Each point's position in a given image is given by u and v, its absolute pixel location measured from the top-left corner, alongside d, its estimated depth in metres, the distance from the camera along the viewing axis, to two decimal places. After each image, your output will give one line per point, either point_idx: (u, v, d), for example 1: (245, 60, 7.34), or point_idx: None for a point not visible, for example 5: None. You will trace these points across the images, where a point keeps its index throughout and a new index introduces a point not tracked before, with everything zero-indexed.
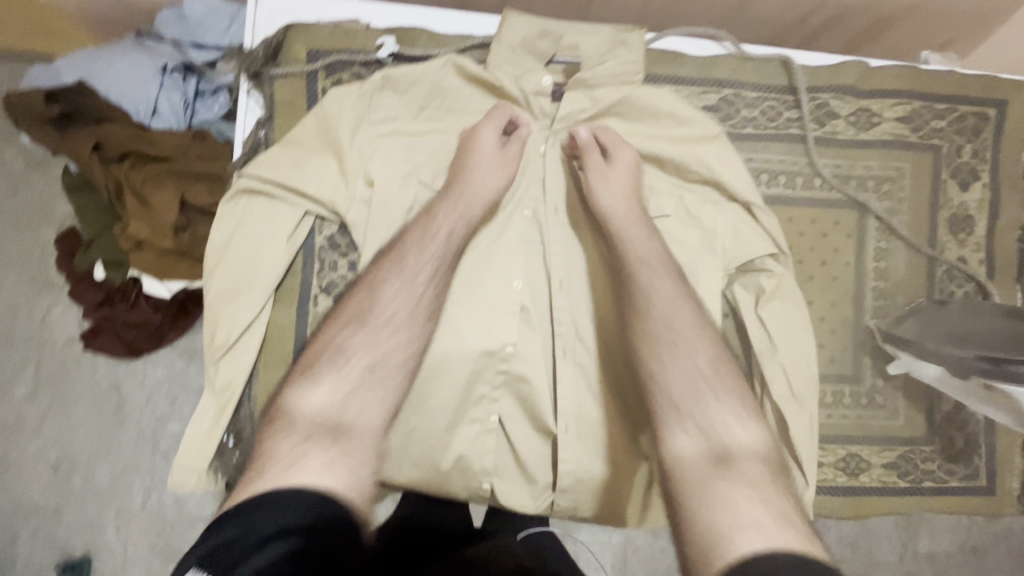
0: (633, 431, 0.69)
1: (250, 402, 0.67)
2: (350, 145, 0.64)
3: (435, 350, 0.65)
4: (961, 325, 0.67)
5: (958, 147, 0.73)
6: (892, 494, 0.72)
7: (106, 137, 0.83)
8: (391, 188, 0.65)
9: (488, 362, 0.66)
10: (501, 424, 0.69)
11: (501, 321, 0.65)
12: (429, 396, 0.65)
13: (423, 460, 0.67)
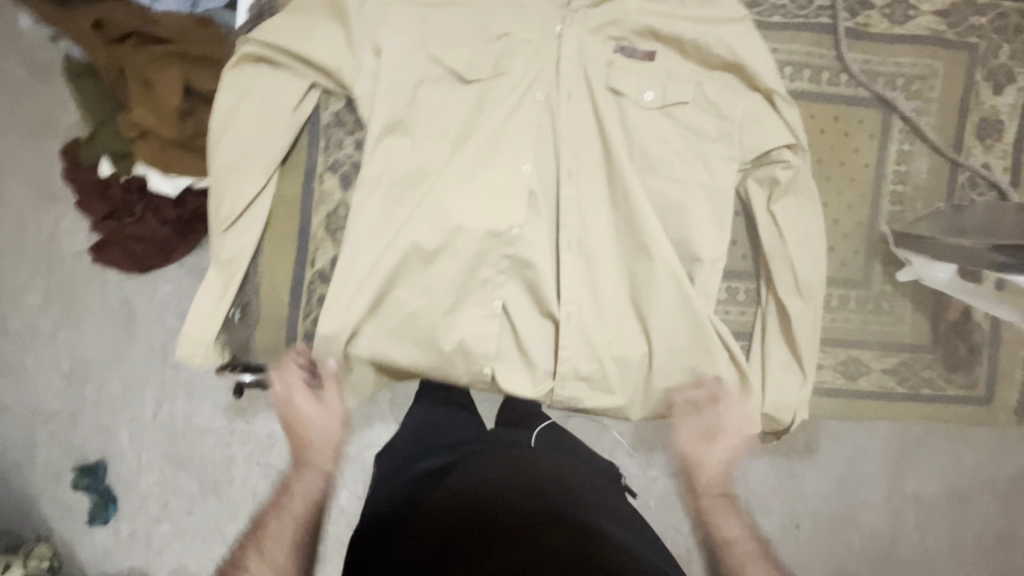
0: (638, 324, 0.68)
1: (256, 277, 0.67)
2: (358, 11, 0.61)
3: (440, 229, 0.65)
4: (976, 221, 0.66)
5: (995, 48, 0.70)
6: (890, 399, 0.72)
7: (107, 16, 0.80)
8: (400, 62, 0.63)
9: (493, 241, 0.66)
10: (505, 311, 0.69)
11: (511, 200, 0.65)
12: (432, 275, 0.66)
13: (427, 339, 0.67)
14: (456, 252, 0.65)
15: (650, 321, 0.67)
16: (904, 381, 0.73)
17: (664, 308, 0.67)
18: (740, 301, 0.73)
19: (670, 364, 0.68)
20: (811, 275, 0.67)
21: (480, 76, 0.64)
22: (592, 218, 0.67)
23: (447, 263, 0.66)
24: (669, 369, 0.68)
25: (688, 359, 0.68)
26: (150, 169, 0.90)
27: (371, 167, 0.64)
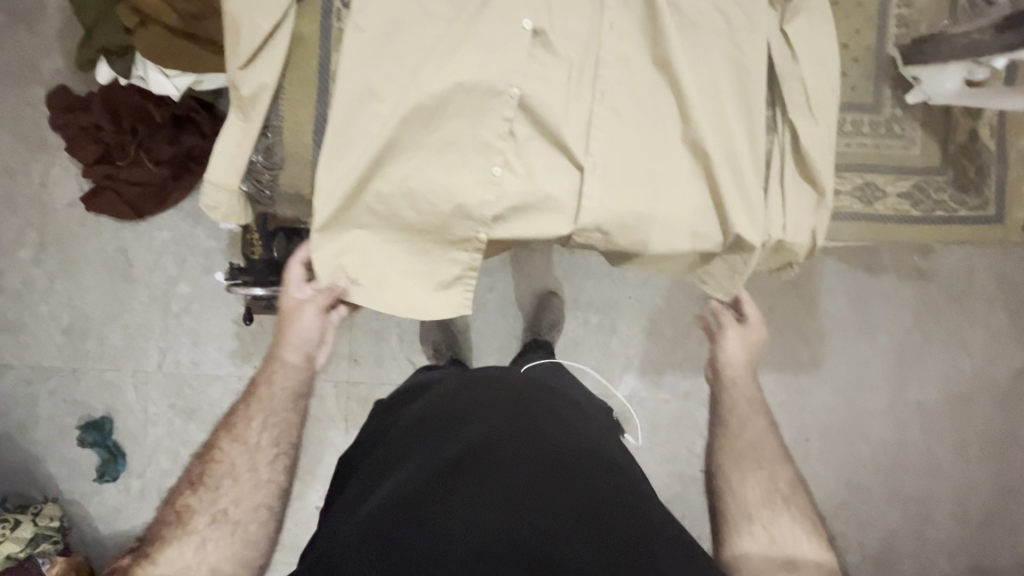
0: (649, 158, 0.76)
1: (280, 110, 0.73)
2: None
3: (452, 67, 0.71)
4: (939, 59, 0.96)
5: None
6: None
7: None
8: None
9: (495, 106, 0.73)
10: (516, 148, 0.75)
11: (513, 45, 0.71)
12: (439, 126, 0.73)
13: (422, 186, 0.74)
14: (450, 109, 0.73)
15: (647, 174, 0.76)
16: None
17: (652, 169, 0.76)
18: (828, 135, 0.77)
19: (636, 190, 0.76)
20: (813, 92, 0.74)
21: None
22: (601, 69, 0.73)
23: (448, 118, 0.73)
24: (683, 208, 0.77)
25: (670, 185, 0.76)
26: (151, 64, 0.91)
27: (362, 18, 0.70)
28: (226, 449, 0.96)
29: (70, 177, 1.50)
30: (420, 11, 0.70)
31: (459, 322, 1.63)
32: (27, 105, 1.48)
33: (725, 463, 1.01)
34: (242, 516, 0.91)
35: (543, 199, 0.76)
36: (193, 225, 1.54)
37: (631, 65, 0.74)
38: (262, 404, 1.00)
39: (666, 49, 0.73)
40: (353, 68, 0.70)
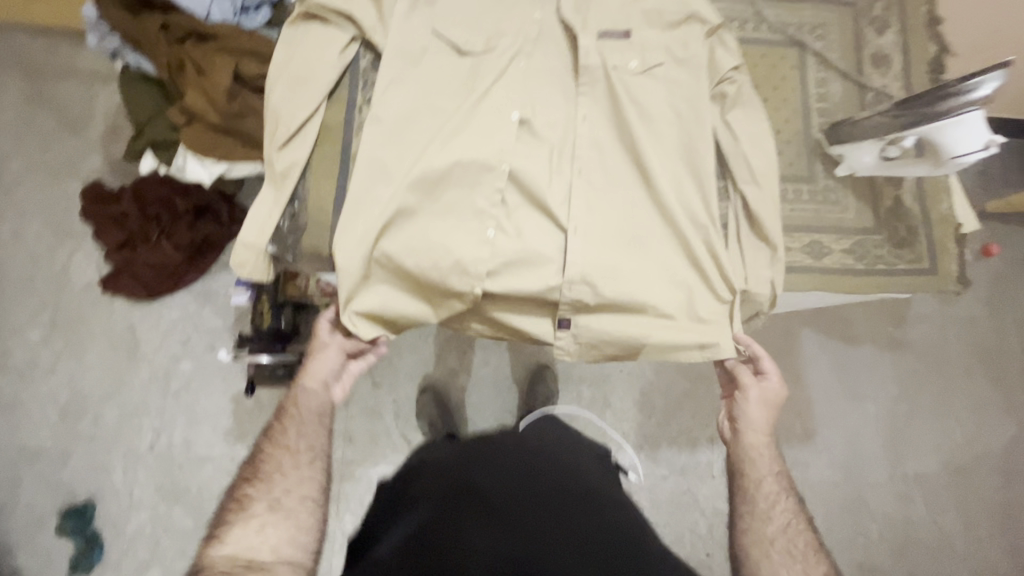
0: (621, 222, 0.87)
1: (306, 183, 0.83)
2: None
3: (454, 149, 0.84)
4: (856, 134, 0.81)
5: (869, 4, 0.92)
6: (850, 273, 0.85)
7: (172, 21, 0.96)
8: (424, 49, 0.84)
9: (490, 180, 0.85)
10: (510, 212, 0.88)
11: (503, 131, 0.85)
12: (441, 195, 0.85)
13: (424, 243, 0.84)
14: (451, 184, 0.85)
15: (622, 235, 0.87)
16: (863, 259, 0.86)
17: (625, 230, 0.87)
18: (793, 199, 0.87)
19: (615, 249, 0.86)
20: (764, 167, 0.84)
21: (473, 50, 0.85)
22: (577, 151, 0.86)
23: (450, 188, 0.85)
24: (655, 262, 0.87)
25: (643, 243, 0.87)
26: (191, 157, 1.05)
27: (380, 111, 0.83)
28: (273, 446, 0.93)
29: (91, 261, 1.60)
30: (426, 106, 0.84)
31: (455, 396, 1.65)
32: (62, 198, 1.62)
33: (755, 552, 0.89)
34: (295, 508, 0.87)
35: (533, 255, 0.86)
36: (201, 305, 1.61)
37: (604, 148, 0.88)
38: (300, 406, 0.98)
39: (631, 136, 0.87)
40: (370, 150, 0.82)
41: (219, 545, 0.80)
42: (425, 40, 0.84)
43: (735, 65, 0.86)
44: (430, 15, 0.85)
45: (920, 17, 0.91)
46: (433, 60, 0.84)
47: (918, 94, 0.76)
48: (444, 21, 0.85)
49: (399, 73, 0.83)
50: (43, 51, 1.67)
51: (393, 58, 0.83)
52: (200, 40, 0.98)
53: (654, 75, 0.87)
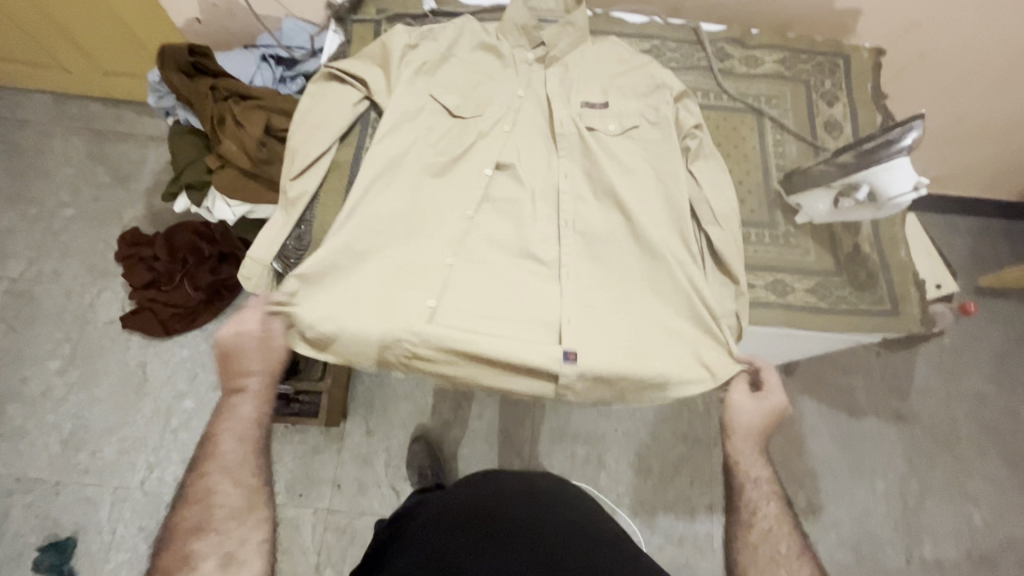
0: (604, 263, 0.91)
1: (310, 213, 0.89)
2: (399, 55, 0.92)
3: (435, 191, 0.92)
4: (811, 184, 0.89)
5: (821, 82, 1.04)
6: (814, 311, 0.89)
7: (220, 84, 1.13)
8: (419, 106, 0.92)
9: (457, 215, 0.91)
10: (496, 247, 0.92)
11: (478, 177, 0.92)
12: (418, 223, 0.90)
13: (401, 259, 0.89)
14: (428, 222, 0.90)
15: (599, 270, 0.91)
16: (825, 299, 0.90)
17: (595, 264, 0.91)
18: (766, 242, 0.92)
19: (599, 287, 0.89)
20: (723, 210, 0.89)
21: (469, 107, 0.94)
22: (562, 196, 0.92)
23: (427, 217, 0.90)
24: (634, 301, 0.89)
25: (625, 284, 0.90)
26: (219, 197, 1.18)
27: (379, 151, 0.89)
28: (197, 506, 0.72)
29: (117, 299, 1.72)
30: (419, 149, 0.92)
31: (446, 448, 1.65)
32: (102, 241, 1.78)
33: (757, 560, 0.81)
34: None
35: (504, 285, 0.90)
36: (211, 345, 1.70)
37: (581, 201, 0.93)
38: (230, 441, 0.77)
39: (606, 182, 0.92)
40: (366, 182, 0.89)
41: None
42: (423, 101, 0.92)
43: (696, 123, 0.93)
44: (430, 80, 0.94)
45: (870, 90, 1.05)
46: (429, 118, 0.93)
47: (851, 148, 0.85)
48: (443, 85, 0.94)
49: (396, 126, 0.91)
50: (109, 118, 1.91)
51: (393, 113, 0.90)
52: (241, 99, 1.14)
53: (632, 135, 0.94)
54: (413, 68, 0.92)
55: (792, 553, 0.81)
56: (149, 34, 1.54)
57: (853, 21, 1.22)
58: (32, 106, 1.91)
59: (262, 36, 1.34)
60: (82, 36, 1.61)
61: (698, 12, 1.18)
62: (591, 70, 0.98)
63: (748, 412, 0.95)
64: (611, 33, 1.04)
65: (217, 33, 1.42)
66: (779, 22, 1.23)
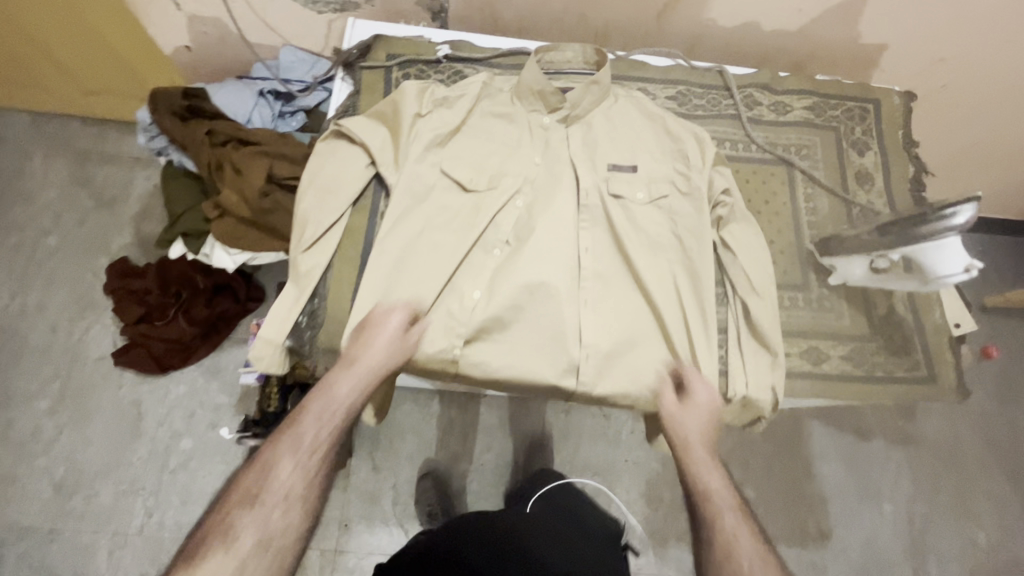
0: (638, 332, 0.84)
1: (324, 291, 0.81)
2: (413, 114, 0.87)
3: (457, 269, 0.84)
4: (853, 248, 0.85)
5: (851, 129, 1.00)
6: (851, 380, 0.86)
7: (217, 127, 1.06)
8: (429, 185, 0.86)
9: (480, 306, 0.82)
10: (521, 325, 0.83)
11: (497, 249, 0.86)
12: (439, 313, 0.82)
13: (419, 354, 0.81)
14: (436, 307, 0.83)
15: (628, 352, 0.84)
16: (860, 366, 0.87)
17: (620, 342, 0.84)
18: (800, 306, 0.89)
19: (630, 360, 0.84)
20: (760, 277, 0.85)
21: (490, 167, 0.89)
22: (587, 261, 0.86)
23: (451, 307, 0.82)
24: (667, 378, 0.84)
25: (656, 359, 0.84)
26: (218, 244, 1.12)
27: (394, 227, 0.84)
28: (258, 480, 0.76)
29: (109, 332, 1.65)
30: (434, 218, 0.86)
31: (454, 483, 1.61)
32: (88, 271, 1.69)
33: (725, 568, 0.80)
34: (252, 569, 0.73)
35: (525, 373, 0.81)
36: (209, 380, 1.63)
37: (602, 278, 0.86)
38: (303, 436, 0.78)
39: (629, 257, 0.87)
40: (380, 263, 0.83)
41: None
42: (433, 179, 0.87)
43: (726, 187, 0.89)
44: (440, 152, 0.88)
45: (901, 137, 1.01)
46: (440, 197, 0.87)
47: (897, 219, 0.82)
48: (456, 157, 0.88)
49: (410, 195, 0.85)
50: (92, 137, 1.81)
51: (403, 191, 0.85)
52: (240, 144, 1.07)
53: (660, 205, 0.89)
54: (428, 138, 0.87)
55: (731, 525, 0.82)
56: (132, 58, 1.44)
57: (876, 57, 1.18)
58: (8, 127, 1.79)
59: (256, 67, 1.27)
60: (60, 56, 1.50)
61: (715, 46, 1.16)
62: (616, 132, 0.93)
63: (687, 426, 0.82)
64: (635, 79, 0.99)
65: (208, 61, 1.33)
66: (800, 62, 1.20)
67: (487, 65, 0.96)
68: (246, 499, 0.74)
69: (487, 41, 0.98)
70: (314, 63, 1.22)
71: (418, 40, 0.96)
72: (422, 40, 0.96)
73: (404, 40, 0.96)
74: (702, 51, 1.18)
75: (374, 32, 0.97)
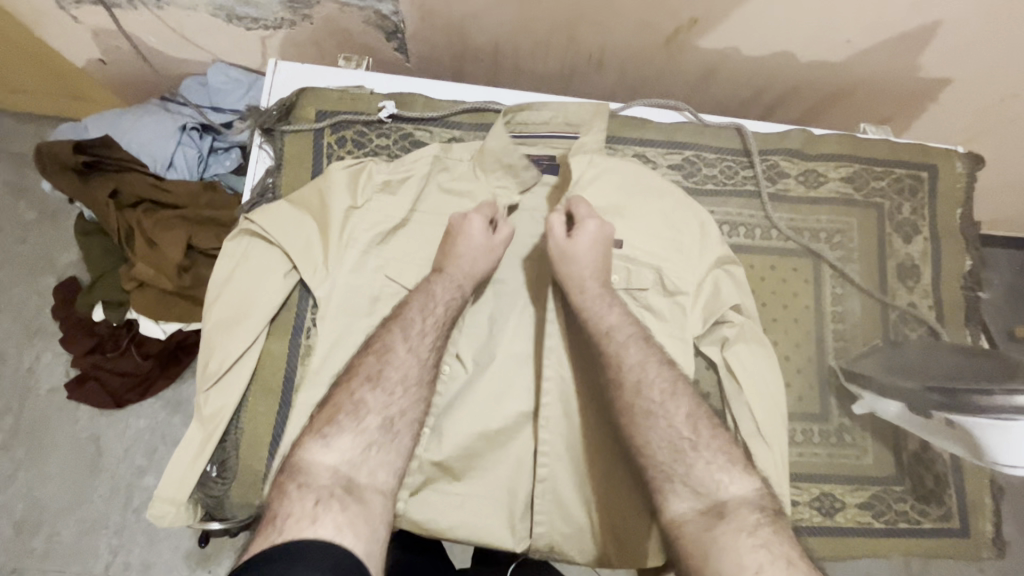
0: (620, 481, 0.69)
1: (236, 434, 0.69)
2: (345, 206, 0.70)
3: None
4: (916, 362, 0.70)
5: (898, 206, 0.81)
6: (868, 535, 0.73)
7: (124, 185, 0.90)
8: (365, 296, 0.69)
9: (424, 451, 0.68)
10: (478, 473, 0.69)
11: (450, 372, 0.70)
12: None
13: None
14: None
15: (602, 499, 0.69)
16: (881, 516, 0.74)
17: (597, 496, 0.69)
18: (815, 443, 0.75)
19: (608, 515, 0.69)
20: (769, 418, 0.70)
21: None
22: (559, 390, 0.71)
23: None
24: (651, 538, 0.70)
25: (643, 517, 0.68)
26: (141, 315, 0.95)
27: (320, 351, 0.67)
28: (357, 397, 0.61)
29: (65, 358, 1.16)
30: (374, 336, 0.69)
31: None
32: (23, 293, 1.17)
33: (693, 536, 0.57)
34: (380, 455, 0.59)
35: (477, 534, 0.67)
36: (172, 414, 1.13)
37: (576, 412, 0.71)
38: (404, 344, 0.64)
39: None
40: (302, 402, 0.66)
41: (271, 522, 0.52)
42: (376, 287, 0.70)
43: (737, 302, 0.73)
44: (379, 252, 0.71)
45: (959, 219, 0.82)
46: (383, 312, 0.70)
47: (981, 363, 0.65)
48: (399, 256, 0.72)
49: (344, 311, 0.69)
50: None
51: (334, 305, 0.68)
52: (155, 206, 0.91)
53: (636, 300, 0.72)
54: (365, 240, 0.70)
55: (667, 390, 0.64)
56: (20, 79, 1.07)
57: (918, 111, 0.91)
58: None
59: (184, 81, 0.97)
60: None
61: (723, 96, 0.94)
62: (598, 207, 0.74)
63: (580, 255, 0.67)
64: (632, 142, 0.79)
65: (116, 86, 1.04)
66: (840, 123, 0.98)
67: (444, 124, 0.79)
68: (356, 405, 0.60)
69: (445, 92, 0.80)
70: (250, 85, 0.94)
71: (357, 93, 0.78)
72: (361, 93, 0.78)
73: (339, 92, 0.77)
74: (709, 99, 0.95)
75: (303, 83, 0.79)
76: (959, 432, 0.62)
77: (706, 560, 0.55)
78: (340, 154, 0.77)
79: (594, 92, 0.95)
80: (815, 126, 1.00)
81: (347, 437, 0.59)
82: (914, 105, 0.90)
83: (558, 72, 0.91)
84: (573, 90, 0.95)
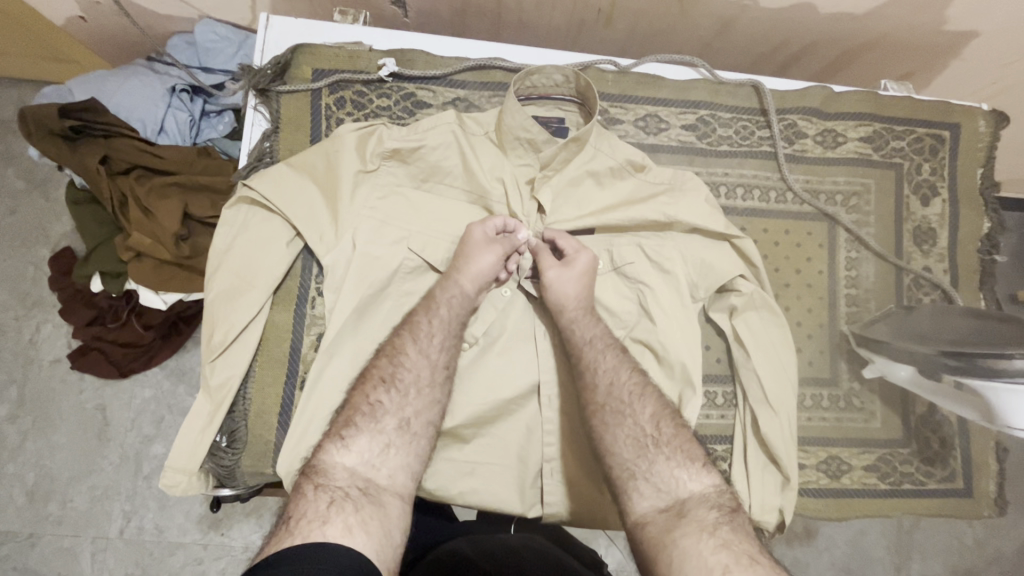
0: None
1: (244, 404, 0.68)
2: (348, 173, 0.67)
3: None
4: (929, 325, 0.69)
5: (916, 166, 0.79)
6: (874, 495, 0.74)
7: (114, 151, 0.87)
8: (368, 261, 0.67)
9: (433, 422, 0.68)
10: (489, 442, 0.69)
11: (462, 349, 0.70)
12: None
13: None
14: None
15: None
16: (887, 476, 0.75)
17: None
18: (825, 407, 0.75)
19: None
20: (778, 385, 0.69)
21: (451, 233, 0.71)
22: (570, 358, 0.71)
23: None
24: None
25: None
26: (140, 286, 0.94)
27: (335, 319, 0.66)
28: (373, 399, 0.62)
29: (64, 330, 1.14)
30: (382, 306, 0.69)
31: None
32: (22, 266, 1.15)
33: (651, 535, 0.58)
34: (396, 457, 0.60)
35: (488, 499, 0.68)
36: (177, 382, 1.13)
37: None
38: (415, 347, 0.65)
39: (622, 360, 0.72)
40: (315, 379, 0.65)
41: (291, 522, 0.52)
42: (382, 256, 0.68)
43: (744, 270, 0.71)
44: (380, 217, 0.68)
45: (979, 179, 0.80)
46: (393, 280, 0.69)
47: (999, 330, 0.63)
48: (400, 223, 0.69)
49: (348, 283, 0.66)
50: None
51: (341, 274, 0.67)
52: (147, 173, 0.88)
53: (625, 275, 0.72)
54: (370, 207, 0.68)
55: (634, 397, 0.65)
56: (5, 43, 1.01)
57: (944, 67, 0.87)
58: None
59: (170, 39, 0.91)
60: None
61: (737, 51, 0.90)
62: (588, 193, 0.72)
63: (557, 288, 0.66)
64: (644, 101, 0.76)
65: (97, 44, 0.98)
66: (861, 79, 0.94)
67: (445, 83, 0.75)
68: (369, 413, 0.61)
69: (448, 48, 0.76)
70: (240, 43, 0.89)
71: (354, 50, 0.74)
72: (360, 49, 0.74)
73: (336, 49, 0.73)
74: (724, 54, 0.91)
75: (298, 39, 0.74)
76: (977, 396, 0.61)
77: (666, 559, 0.55)
78: (338, 115, 0.74)
79: (603, 48, 0.91)
80: (833, 83, 0.96)
81: (361, 441, 0.59)
82: (944, 58, 0.85)
83: (564, 28, 0.87)
84: (581, 46, 0.90)
